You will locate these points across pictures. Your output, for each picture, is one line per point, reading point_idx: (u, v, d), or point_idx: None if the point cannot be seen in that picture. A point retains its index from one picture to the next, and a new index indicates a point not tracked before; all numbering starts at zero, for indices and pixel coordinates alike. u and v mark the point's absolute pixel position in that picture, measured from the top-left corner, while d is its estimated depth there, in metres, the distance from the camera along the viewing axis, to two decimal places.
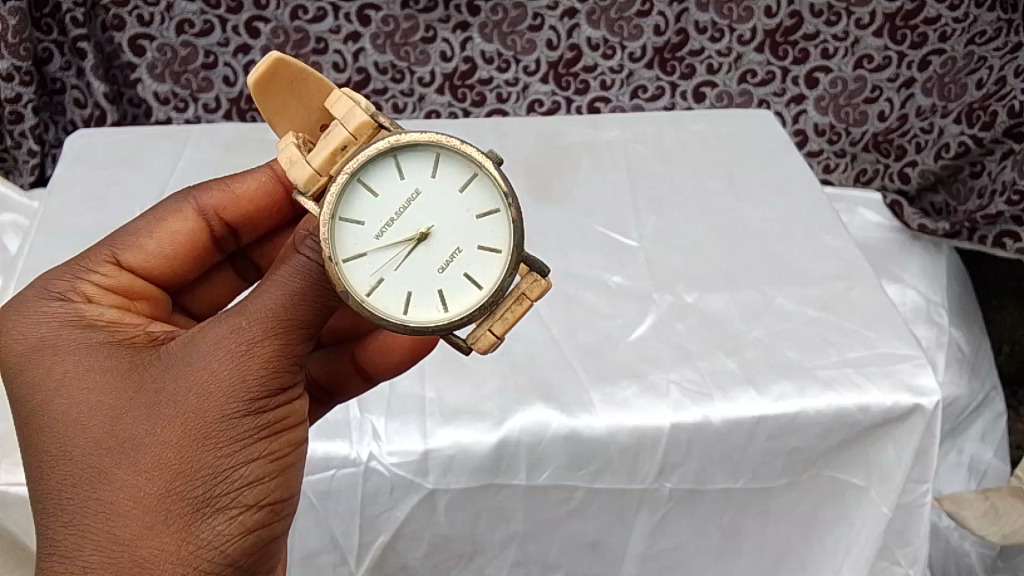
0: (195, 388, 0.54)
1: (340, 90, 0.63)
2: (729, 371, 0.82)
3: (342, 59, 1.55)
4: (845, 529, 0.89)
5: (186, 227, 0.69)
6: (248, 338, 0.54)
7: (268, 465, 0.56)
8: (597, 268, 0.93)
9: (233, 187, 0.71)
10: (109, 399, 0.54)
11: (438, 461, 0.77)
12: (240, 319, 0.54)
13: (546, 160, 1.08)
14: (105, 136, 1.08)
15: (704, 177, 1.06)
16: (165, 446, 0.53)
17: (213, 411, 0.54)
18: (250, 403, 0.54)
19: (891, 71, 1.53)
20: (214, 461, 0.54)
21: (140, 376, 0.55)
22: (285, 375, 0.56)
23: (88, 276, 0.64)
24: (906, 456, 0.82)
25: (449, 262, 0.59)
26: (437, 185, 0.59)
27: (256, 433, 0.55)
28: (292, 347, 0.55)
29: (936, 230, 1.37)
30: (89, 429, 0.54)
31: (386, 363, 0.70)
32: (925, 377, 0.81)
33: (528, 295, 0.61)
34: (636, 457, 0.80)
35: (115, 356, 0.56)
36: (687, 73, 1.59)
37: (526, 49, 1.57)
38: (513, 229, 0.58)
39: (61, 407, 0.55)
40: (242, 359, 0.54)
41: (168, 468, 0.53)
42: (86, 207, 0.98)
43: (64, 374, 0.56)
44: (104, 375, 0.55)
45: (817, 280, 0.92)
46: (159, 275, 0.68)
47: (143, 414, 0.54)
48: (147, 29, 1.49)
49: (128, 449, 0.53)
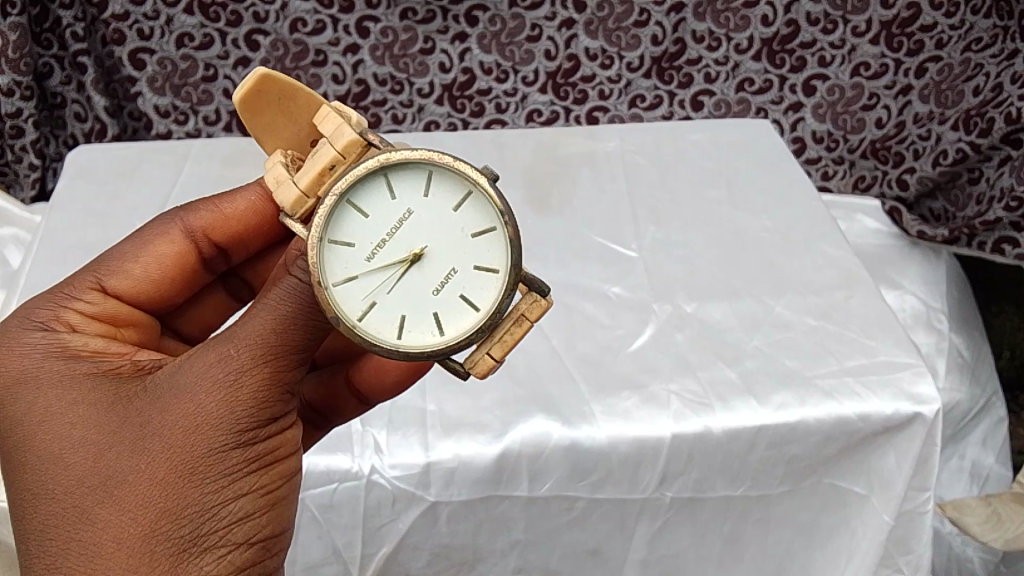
0: (183, 420, 0.54)
1: (329, 106, 0.63)
2: (728, 381, 0.83)
3: (342, 71, 1.56)
4: (845, 535, 0.89)
5: (174, 249, 0.69)
6: (235, 371, 0.54)
7: (258, 496, 0.57)
8: (597, 279, 0.94)
9: (221, 207, 0.71)
10: (95, 432, 0.55)
11: (439, 474, 0.77)
12: (227, 351, 0.55)
13: (545, 171, 1.08)
14: (105, 152, 1.09)
15: (702, 187, 1.06)
16: (152, 481, 0.54)
17: (202, 443, 0.54)
18: (240, 434, 0.55)
19: (888, 78, 1.53)
20: (204, 494, 0.55)
21: (127, 407, 0.56)
22: (275, 404, 0.56)
23: (73, 305, 0.64)
24: (906, 465, 0.82)
25: (444, 283, 0.59)
26: (430, 205, 0.59)
27: (245, 465, 0.56)
28: (282, 375, 0.56)
29: (935, 237, 1.38)
30: (73, 467, 0.55)
31: (380, 387, 0.71)
32: (924, 385, 0.82)
33: (528, 316, 0.62)
34: (637, 467, 0.80)
35: (100, 386, 0.57)
36: (685, 82, 1.60)
37: (524, 59, 1.58)
38: (508, 250, 0.58)
39: (46, 443, 0.56)
40: (230, 390, 0.54)
41: (156, 503, 0.54)
42: (86, 222, 0.98)
43: (47, 409, 0.56)
44: (90, 407, 0.56)
45: (816, 288, 0.92)
46: (146, 299, 0.68)
47: (130, 448, 0.54)
48: (147, 43, 1.49)
49: (114, 484, 0.54)
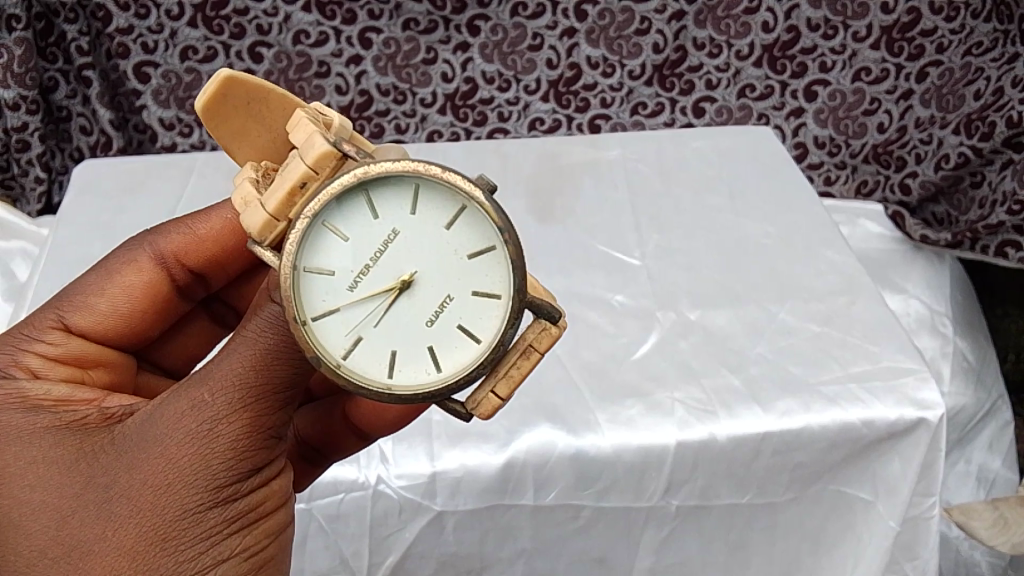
0: (154, 480, 0.52)
1: (302, 116, 0.60)
2: (733, 389, 0.83)
3: (345, 81, 1.57)
4: (852, 541, 0.89)
5: (143, 276, 0.69)
6: (207, 425, 0.53)
7: (237, 554, 0.56)
8: (600, 287, 0.94)
9: (194, 229, 0.71)
10: (63, 494, 0.53)
11: (445, 483, 0.77)
12: (198, 402, 0.53)
13: (548, 180, 1.09)
14: (111, 166, 1.09)
15: (704, 195, 1.06)
16: (124, 549, 0.52)
17: (176, 503, 0.53)
18: (217, 491, 0.54)
19: (890, 83, 1.54)
20: (179, 558, 0.53)
21: (95, 465, 0.54)
22: (253, 459, 0.55)
23: (33, 347, 0.64)
24: (912, 469, 0.83)
25: (438, 313, 0.56)
26: (417, 222, 0.56)
27: (223, 523, 0.54)
28: (260, 427, 0.54)
29: (938, 240, 1.40)
30: (37, 533, 0.53)
31: (378, 424, 0.69)
32: (928, 390, 0.82)
33: (535, 347, 0.59)
34: (643, 475, 0.80)
35: (69, 443, 0.55)
36: (686, 89, 1.60)
37: (526, 68, 1.58)
38: (506, 274, 0.55)
39: (9, 503, 0.54)
40: (203, 446, 0.53)
41: (129, 569, 0.52)
42: (93, 235, 0.98)
43: (8, 466, 0.55)
44: (54, 466, 0.54)
45: (820, 295, 0.92)
46: (114, 336, 0.68)
47: (99, 512, 0.52)
48: (152, 56, 1.50)
49: (84, 550, 0.52)
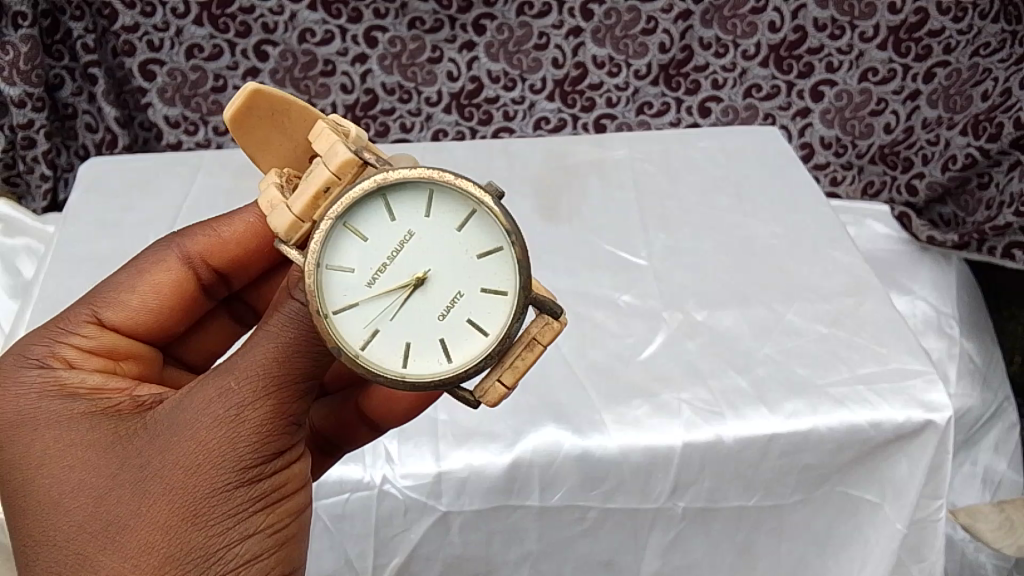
0: (184, 461, 0.53)
1: (323, 123, 0.60)
2: (740, 390, 0.82)
3: (350, 80, 1.57)
4: (859, 544, 0.89)
5: (171, 275, 0.69)
6: (236, 407, 0.53)
7: (261, 533, 0.56)
8: (607, 287, 0.94)
9: (219, 233, 0.71)
10: (97, 476, 0.54)
11: (451, 483, 0.77)
12: (227, 385, 0.54)
13: (555, 180, 1.08)
14: (117, 163, 1.08)
15: (711, 195, 1.06)
16: (155, 526, 0.53)
17: (203, 483, 0.53)
18: (242, 471, 0.54)
19: (896, 83, 1.53)
20: (207, 536, 0.54)
21: (128, 447, 0.55)
22: (277, 442, 0.55)
23: (68, 340, 0.64)
24: (919, 471, 0.82)
25: (449, 309, 0.56)
26: (431, 225, 0.56)
27: (247, 503, 0.55)
28: (284, 411, 0.55)
29: (945, 242, 1.39)
30: (74, 512, 0.54)
31: (389, 414, 0.69)
32: (937, 393, 0.82)
33: (541, 339, 0.59)
34: (649, 476, 0.80)
35: (102, 427, 0.56)
36: (692, 88, 1.60)
37: (532, 67, 1.58)
38: (515, 271, 0.55)
39: (46, 485, 0.55)
40: (230, 429, 0.53)
41: (160, 547, 0.53)
42: (98, 233, 0.98)
43: (46, 449, 0.56)
44: (91, 448, 0.55)
45: (827, 295, 0.92)
46: (145, 332, 0.68)
47: (132, 492, 0.53)
48: (157, 54, 1.50)
49: (117, 528, 0.53)
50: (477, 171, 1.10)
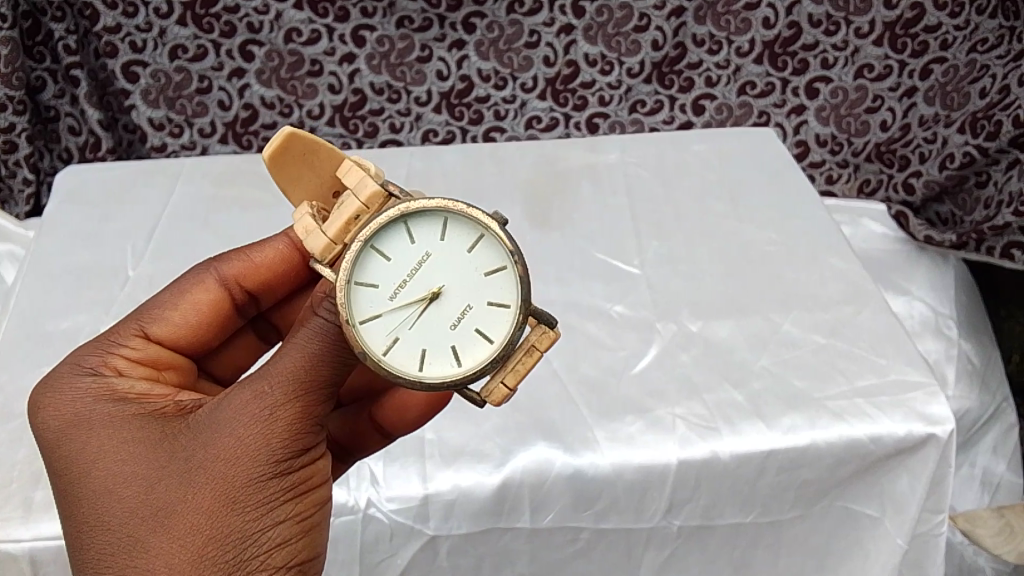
0: (222, 453, 0.53)
1: (350, 159, 0.63)
2: (736, 404, 0.80)
3: (338, 80, 1.54)
4: (860, 559, 0.87)
5: (208, 295, 0.67)
6: (271, 402, 0.53)
7: (293, 523, 0.56)
8: (599, 298, 0.91)
9: (251, 256, 0.69)
10: (139, 470, 0.54)
11: (440, 505, 0.74)
12: (262, 383, 0.54)
13: (546, 186, 1.06)
14: (96, 171, 1.05)
15: (706, 201, 1.03)
16: (195, 516, 0.52)
17: (239, 474, 0.53)
18: (276, 463, 0.54)
19: (892, 80, 1.51)
20: (244, 526, 0.53)
21: (168, 442, 0.54)
22: (308, 435, 0.55)
23: (116, 351, 0.63)
24: (920, 486, 0.80)
25: (460, 319, 0.58)
26: (446, 247, 0.58)
27: (280, 494, 0.54)
28: (315, 404, 0.54)
29: (942, 241, 1.37)
30: (117, 506, 0.53)
31: (406, 417, 0.67)
32: (937, 405, 0.79)
33: (539, 346, 0.61)
34: (643, 495, 0.78)
35: (144, 425, 0.56)
36: (686, 86, 1.57)
37: (522, 66, 1.55)
38: (518, 285, 0.57)
39: (91, 484, 0.55)
40: (267, 421, 0.53)
41: (199, 536, 0.52)
42: (75, 244, 0.94)
43: (93, 449, 0.56)
44: (133, 446, 0.55)
45: (825, 304, 0.89)
46: (188, 344, 0.66)
47: (173, 484, 0.53)
48: (140, 55, 1.47)
49: (158, 519, 0.52)
50: (467, 176, 1.08)
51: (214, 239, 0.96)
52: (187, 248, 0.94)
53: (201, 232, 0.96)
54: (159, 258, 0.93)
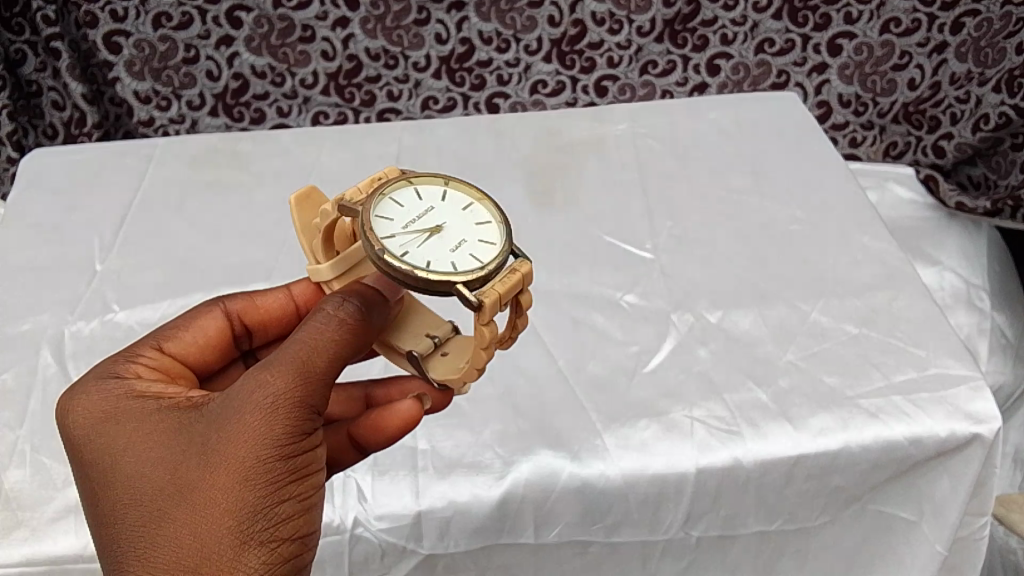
0: (224, 437, 0.48)
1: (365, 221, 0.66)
2: (761, 404, 0.72)
3: (331, 46, 1.44)
4: (892, 563, 0.80)
5: (213, 323, 0.63)
6: (276, 387, 0.49)
7: (300, 510, 0.50)
8: (607, 286, 0.83)
9: (255, 297, 0.65)
10: (148, 461, 0.50)
11: (433, 524, 0.68)
12: (268, 371, 0.50)
13: (549, 161, 0.98)
14: (64, 155, 0.98)
15: (724, 174, 0.95)
16: (199, 503, 0.47)
17: (240, 458, 0.48)
18: (280, 444, 0.48)
19: (920, 35, 1.38)
20: (251, 513, 0.48)
21: (175, 431, 0.50)
22: (310, 416, 0.50)
23: (129, 354, 0.58)
24: (963, 491, 0.73)
25: (456, 247, 0.55)
26: (444, 204, 0.58)
27: (285, 478, 0.49)
28: (314, 385, 0.51)
29: (976, 209, 1.27)
30: (129, 497, 0.49)
31: (375, 438, 0.59)
32: (983, 402, 0.71)
33: (518, 271, 0.55)
34: (659, 506, 0.71)
35: (154, 416, 0.52)
36: (699, 45, 1.46)
37: (526, 27, 1.43)
38: (503, 227, 0.56)
39: (106, 477, 0.50)
40: (268, 402, 0.49)
41: (205, 525, 0.47)
42: (41, 238, 0.88)
43: (106, 444, 0.51)
44: (144, 438, 0.50)
45: (857, 290, 0.81)
46: (196, 356, 0.61)
47: (181, 472, 0.48)
48: (122, 25, 1.37)
49: (166, 511, 0.48)
50: (463, 151, 1.00)
51: (190, 229, 0.89)
52: (159, 240, 0.88)
53: (178, 221, 0.90)
54: (129, 251, 0.86)
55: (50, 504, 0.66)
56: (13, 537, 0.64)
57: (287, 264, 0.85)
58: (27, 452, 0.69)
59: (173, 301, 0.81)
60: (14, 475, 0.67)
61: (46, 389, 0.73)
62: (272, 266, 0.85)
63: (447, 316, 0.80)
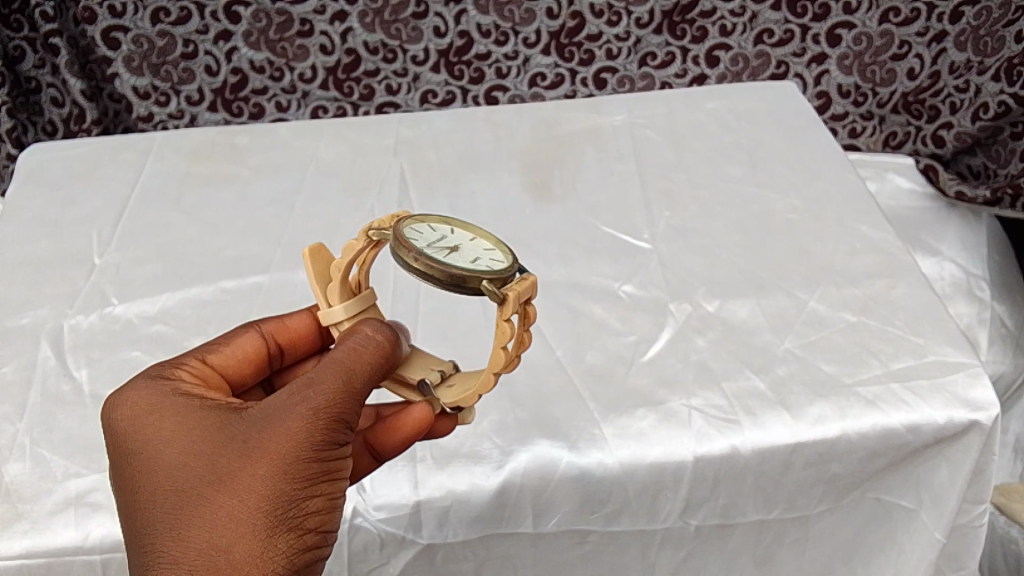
0: (266, 434, 0.51)
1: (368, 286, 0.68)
2: (758, 393, 0.72)
3: (329, 41, 1.43)
4: (891, 552, 0.80)
5: (250, 340, 0.62)
6: (320, 396, 0.51)
7: (326, 511, 0.52)
8: (605, 276, 0.84)
9: (286, 319, 0.65)
10: (192, 453, 0.52)
11: (432, 513, 0.68)
12: (313, 381, 0.52)
13: (547, 152, 0.98)
14: (62, 150, 0.98)
15: (722, 164, 0.95)
16: (239, 497, 0.50)
17: (280, 454, 0.50)
18: (318, 445, 0.51)
19: (920, 24, 1.38)
20: (285, 505, 0.50)
21: (218, 425, 0.53)
22: (346, 426, 0.52)
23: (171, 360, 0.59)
24: (961, 478, 0.73)
25: (474, 260, 0.59)
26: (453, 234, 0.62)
27: (318, 480, 0.51)
28: (354, 398, 0.53)
29: (975, 198, 1.26)
30: (170, 486, 0.51)
31: (390, 440, 0.59)
32: (982, 389, 0.71)
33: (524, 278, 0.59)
34: (657, 494, 0.71)
35: (198, 415, 0.53)
36: (699, 36, 1.46)
37: (525, 19, 1.43)
38: (507, 251, 0.61)
39: (148, 467, 0.52)
40: (311, 405, 0.51)
41: (241, 513, 0.49)
42: (40, 233, 0.88)
43: (149, 436, 0.53)
44: (188, 433, 0.52)
45: (855, 279, 0.81)
46: (232, 371, 0.61)
47: (224, 463, 0.51)
48: (120, 20, 1.37)
49: (206, 499, 0.50)
50: (460, 144, 1.00)
51: (188, 222, 0.89)
52: (158, 233, 0.88)
53: (176, 215, 0.90)
54: (127, 245, 0.86)
55: (49, 497, 0.66)
56: (12, 530, 0.64)
57: (285, 256, 0.85)
58: (27, 445, 0.69)
59: (171, 293, 0.81)
60: (13, 468, 0.67)
61: (44, 382, 0.73)
62: (271, 258, 0.85)
63: (445, 308, 0.80)
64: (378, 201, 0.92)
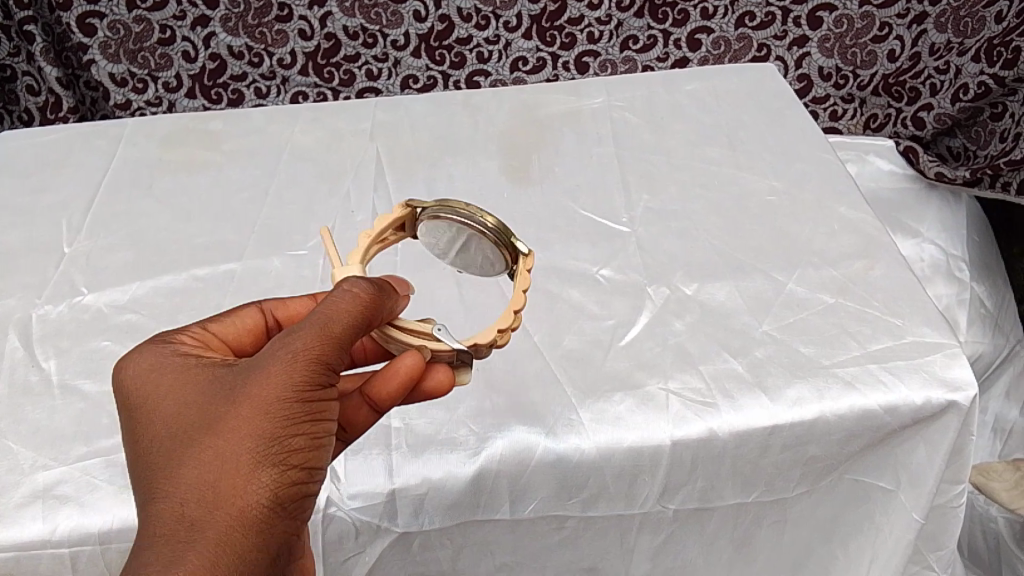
0: (252, 377, 0.51)
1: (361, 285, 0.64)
2: (735, 375, 0.72)
3: (308, 25, 1.41)
4: (869, 533, 0.80)
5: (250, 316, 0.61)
6: (301, 342, 0.51)
7: (310, 454, 0.51)
8: (583, 261, 0.83)
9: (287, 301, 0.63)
10: (184, 401, 0.52)
11: (408, 501, 0.68)
12: (297, 329, 0.52)
13: (525, 135, 0.97)
14: (32, 137, 0.97)
15: (701, 146, 0.95)
16: (222, 436, 0.49)
17: (263, 393, 0.50)
18: (298, 385, 0.50)
19: (901, 6, 1.38)
20: (267, 444, 0.49)
21: (211, 375, 0.53)
22: (328, 372, 0.52)
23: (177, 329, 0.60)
24: (939, 459, 0.73)
25: None
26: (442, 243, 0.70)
27: (300, 422, 0.50)
28: (336, 346, 0.52)
29: (955, 178, 1.27)
30: (164, 431, 0.51)
31: (385, 390, 0.57)
32: (959, 368, 0.71)
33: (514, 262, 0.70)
34: (635, 478, 0.70)
35: (192, 369, 0.54)
36: (681, 19, 1.44)
37: (505, 3, 1.42)
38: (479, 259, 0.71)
39: (145, 418, 0.53)
40: (292, 349, 0.51)
41: (226, 447, 0.49)
42: (9, 221, 0.86)
43: (146, 390, 0.54)
44: (182, 384, 0.53)
45: (834, 260, 0.81)
46: (233, 342, 0.60)
47: (212, 407, 0.51)
48: (95, 6, 1.34)
49: (194, 440, 0.50)
50: (437, 128, 0.98)
51: (160, 208, 0.88)
52: (129, 220, 0.86)
53: (147, 201, 0.89)
54: (97, 232, 0.85)
55: (16, 491, 0.64)
56: None
57: (259, 243, 0.83)
58: None
59: (142, 282, 0.80)
60: None
61: (12, 372, 0.72)
62: (244, 245, 0.83)
63: (422, 294, 0.79)
64: (354, 186, 0.90)
